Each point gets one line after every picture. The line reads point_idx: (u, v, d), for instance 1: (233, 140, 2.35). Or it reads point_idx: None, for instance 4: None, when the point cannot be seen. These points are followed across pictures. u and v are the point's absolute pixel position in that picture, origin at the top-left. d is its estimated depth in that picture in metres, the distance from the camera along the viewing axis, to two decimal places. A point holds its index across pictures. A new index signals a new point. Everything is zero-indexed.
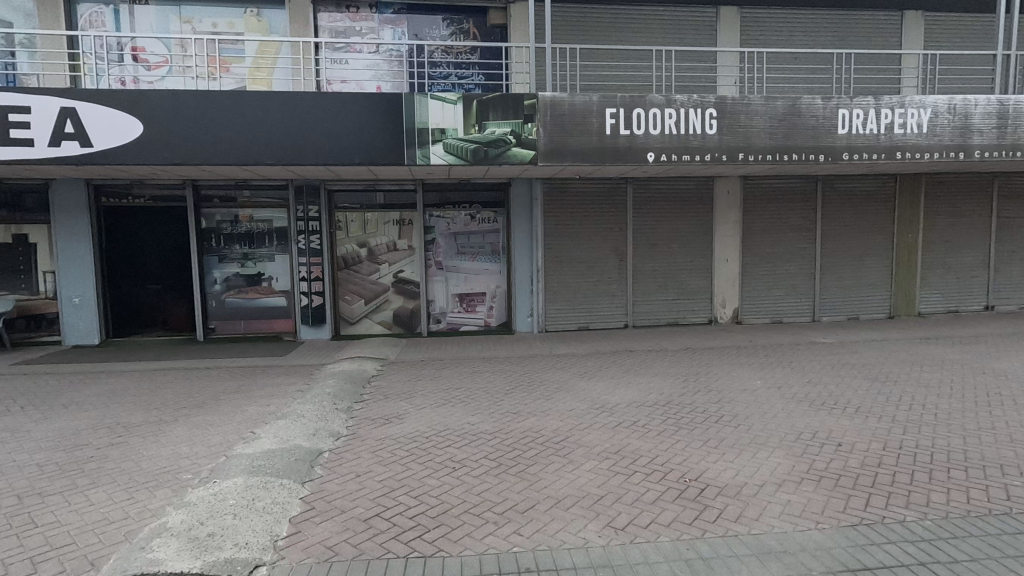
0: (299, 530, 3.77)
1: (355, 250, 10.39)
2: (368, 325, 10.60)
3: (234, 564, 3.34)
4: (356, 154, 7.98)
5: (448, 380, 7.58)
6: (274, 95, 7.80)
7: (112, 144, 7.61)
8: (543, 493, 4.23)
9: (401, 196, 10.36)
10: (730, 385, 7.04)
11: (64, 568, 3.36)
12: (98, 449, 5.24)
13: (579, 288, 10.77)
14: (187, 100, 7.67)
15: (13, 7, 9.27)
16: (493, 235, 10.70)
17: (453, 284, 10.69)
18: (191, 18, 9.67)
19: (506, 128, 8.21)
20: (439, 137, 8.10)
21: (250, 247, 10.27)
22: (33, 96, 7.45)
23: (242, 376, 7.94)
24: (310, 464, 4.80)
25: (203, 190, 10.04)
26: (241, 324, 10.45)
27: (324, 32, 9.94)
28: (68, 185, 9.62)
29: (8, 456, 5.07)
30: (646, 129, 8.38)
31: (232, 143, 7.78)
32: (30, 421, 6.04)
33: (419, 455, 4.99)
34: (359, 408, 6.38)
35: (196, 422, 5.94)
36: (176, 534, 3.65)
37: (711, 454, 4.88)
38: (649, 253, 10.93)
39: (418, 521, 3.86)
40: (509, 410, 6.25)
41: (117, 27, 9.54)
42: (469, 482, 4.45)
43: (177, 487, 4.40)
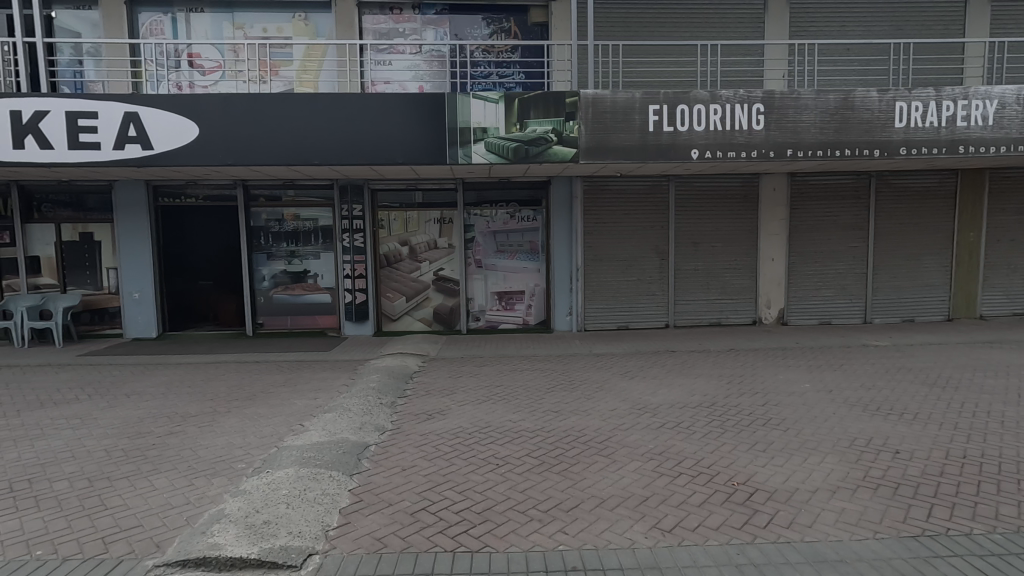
0: (348, 521, 3.87)
1: (396, 248, 10.57)
2: (409, 322, 10.76)
3: (289, 552, 3.46)
4: (399, 153, 8.11)
5: (489, 377, 7.64)
6: (320, 96, 8.01)
7: (170, 146, 7.96)
8: (587, 493, 4.22)
9: (441, 195, 10.48)
10: (777, 388, 6.85)
11: (132, 549, 3.55)
12: (159, 437, 5.51)
13: (619, 287, 10.67)
14: (239, 103, 7.96)
15: (81, 18, 9.86)
16: (532, 233, 10.68)
17: (492, 282, 10.73)
18: (243, 24, 10.03)
19: (548, 126, 8.18)
20: (481, 136, 8.14)
21: (296, 245, 10.58)
22: (100, 102, 7.86)
23: (290, 370, 8.20)
24: (358, 457, 4.92)
25: (252, 189, 10.39)
26: (287, 320, 10.77)
27: (368, 34, 10.13)
28: (129, 185, 10.13)
29: (79, 441, 5.39)
30: (690, 125, 8.23)
31: (281, 143, 8.02)
32: (96, 409, 6.40)
33: (462, 451, 5.06)
34: (403, 404, 6.50)
35: (248, 414, 6.17)
36: (234, 520, 3.81)
37: (760, 458, 4.76)
38: (691, 252, 10.74)
39: (464, 516, 3.91)
40: (551, 408, 6.25)
41: (175, 34, 9.96)
42: (513, 479, 4.48)
43: (234, 475, 4.58)
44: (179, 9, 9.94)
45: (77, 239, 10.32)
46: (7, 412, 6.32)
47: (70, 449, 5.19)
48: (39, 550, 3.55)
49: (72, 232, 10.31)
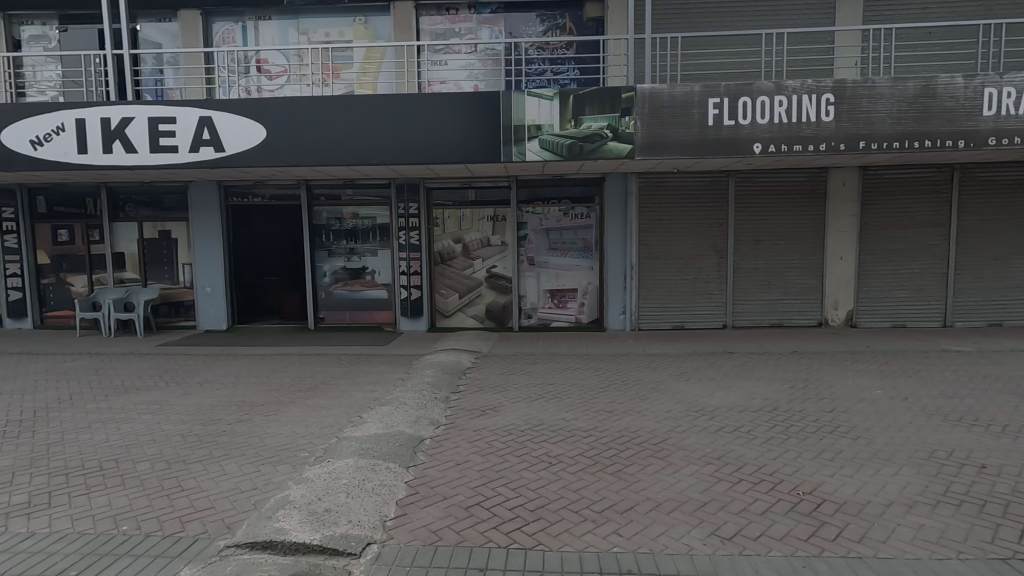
0: (405, 512, 3.96)
1: (450, 245, 10.72)
2: (462, 318, 10.89)
3: (349, 540, 3.58)
4: (454, 152, 8.21)
5: (541, 375, 7.63)
6: (378, 98, 8.21)
7: (240, 149, 8.39)
8: (642, 495, 4.14)
9: (494, 193, 10.54)
10: (846, 393, 6.50)
11: (206, 529, 3.77)
12: (229, 424, 5.83)
13: (674, 286, 10.41)
14: (303, 106, 8.27)
15: (162, 30, 10.53)
16: (586, 231, 10.57)
17: (545, 280, 10.70)
18: (307, 29, 10.43)
19: (603, 123, 8.06)
20: (535, 134, 8.11)
21: (355, 242, 10.92)
22: (178, 107, 8.37)
23: (349, 363, 8.48)
24: (413, 450, 5.02)
25: (314, 189, 10.80)
26: (346, 315, 11.14)
27: (425, 35, 10.32)
28: (202, 186, 10.74)
29: (159, 426, 5.77)
30: (753, 118, 7.91)
31: (341, 144, 8.29)
32: (174, 396, 6.85)
33: (515, 448, 5.07)
34: (456, 399, 6.59)
35: (309, 404, 6.43)
36: (298, 507, 3.97)
37: (827, 468, 4.52)
38: (751, 251, 10.34)
39: (517, 513, 3.92)
40: (604, 408, 6.17)
41: (245, 41, 10.47)
42: (566, 478, 4.45)
43: (297, 463, 4.78)
44: (249, 17, 10.44)
45: (157, 236, 11.05)
46: (96, 396, 6.86)
47: (151, 433, 5.58)
48: (125, 525, 3.83)
49: (152, 230, 11.05)
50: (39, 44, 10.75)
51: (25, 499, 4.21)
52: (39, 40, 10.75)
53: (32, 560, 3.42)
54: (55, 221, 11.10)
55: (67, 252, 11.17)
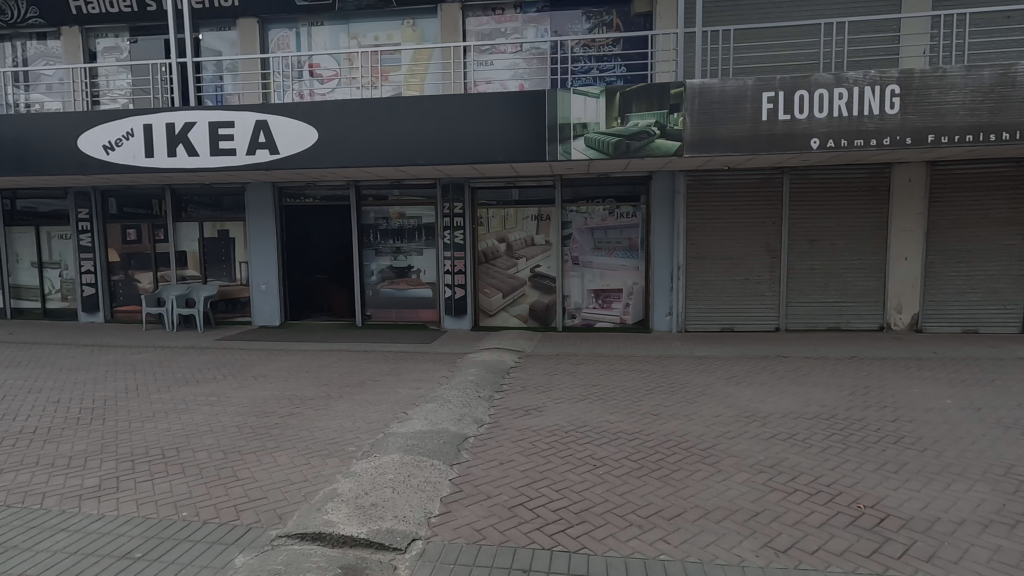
0: (449, 510, 3.99)
1: (494, 245, 10.76)
2: (505, 317, 10.91)
3: (395, 535, 3.63)
4: (499, 152, 8.22)
5: (585, 376, 7.54)
6: (425, 99, 8.31)
7: (294, 151, 8.67)
8: (690, 502, 4.02)
9: (539, 192, 10.51)
10: (911, 402, 6.12)
11: (259, 518, 3.90)
12: (281, 417, 6.03)
13: (724, 287, 10.10)
14: (353, 108, 8.48)
15: (223, 38, 11.03)
16: (631, 230, 10.40)
17: (589, 280, 10.58)
18: (357, 34, 10.67)
19: (650, 120, 7.88)
20: (580, 132, 8.02)
21: (401, 242, 11.11)
22: (236, 112, 8.72)
23: (395, 361, 8.63)
24: (458, 448, 5.06)
25: (363, 190, 11.06)
26: (392, 313, 11.34)
27: (471, 36, 10.39)
28: (258, 188, 11.17)
29: (217, 417, 6.04)
30: (811, 112, 7.57)
31: (390, 145, 8.45)
32: (230, 388, 7.16)
33: (559, 449, 5.02)
34: (499, 398, 6.60)
35: (357, 400, 6.58)
36: (346, 500, 4.06)
37: (890, 480, 4.27)
38: (807, 251, 9.91)
39: (562, 515, 3.88)
40: (649, 411, 6.04)
41: (299, 47, 10.81)
42: (611, 482, 4.37)
43: (345, 457, 4.89)
44: (303, 24, 10.78)
45: (216, 236, 11.56)
46: (160, 387, 7.24)
47: (209, 423, 5.84)
48: (185, 511, 4.01)
49: (212, 230, 11.57)
50: (112, 55, 11.45)
51: (97, 483, 4.48)
52: (112, 52, 11.45)
53: (102, 541, 3.64)
54: (125, 221, 11.80)
55: (135, 251, 11.85)
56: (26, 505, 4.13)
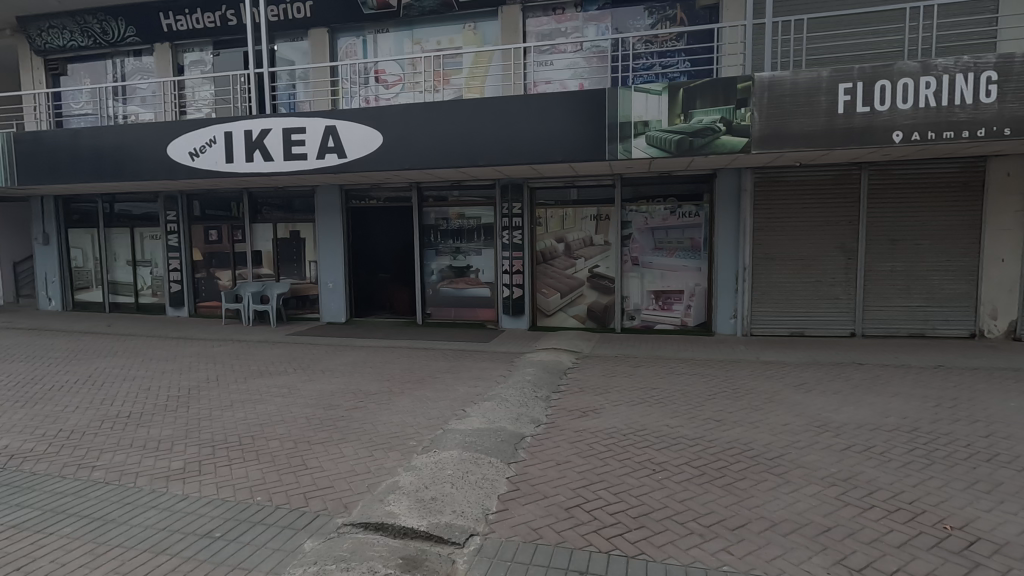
0: (506, 507, 4.03)
1: (552, 245, 10.73)
2: (563, 318, 10.87)
3: (454, 530, 3.71)
4: (558, 152, 8.19)
5: (644, 379, 7.40)
6: (485, 102, 8.42)
7: (360, 154, 9.00)
8: (755, 513, 3.86)
9: (598, 192, 10.40)
10: (1007, 416, 5.62)
11: (326, 506, 4.09)
12: (346, 410, 6.29)
13: (794, 290, 9.63)
14: (416, 112, 8.70)
15: (296, 49, 11.62)
16: (694, 230, 10.10)
17: (650, 281, 10.37)
18: (420, 39, 10.95)
19: (716, 116, 7.63)
20: (642, 130, 7.87)
21: (460, 242, 11.29)
22: (308, 118, 9.16)
23: (453, 358, 8.79)
24: (515, 446, 5.10)
25: (425, 191, 11.32)
26: (451, 311, 11.54)
27: (532, 37, 10.44)
28: (326, 190, 11.67)
29: (288, 408, 6.38)
30: (893, 104, 7.08)
31: (451, 147, 8.62)
32: (300, 381, 7.54)
33: (617, 452, 4.96)
34: (557, 398, 6.60)
35: (417, 396, 6.76)
36: (407, 493, 4.18)
37: (982, 501, 3.93)
38: (887, 252, 9.29)
39: (619, 518, 3.83)
40: (711, 416, 5.85)
41: (365, 54, 11.23)
42: (671, 488, 4.27)
43: (406, 451, 5.04)
44: (369, 31, 11.18)
45: (288, 236, 12.19)
46: (237, 378, 7.73)
47: (281, 414, 6.17)
48: (259, 496, 4.26)
49: (284, 230, 12.21)
50: (198, 68, 12.32)
51: (182, 466, 4.84)
52: (198, 65, 12.33)
53: (186, 520, 3.93)
54: (207, 223, 12.65)
55: (216, 250, 12.68)
56: (122, 483, 4.52)
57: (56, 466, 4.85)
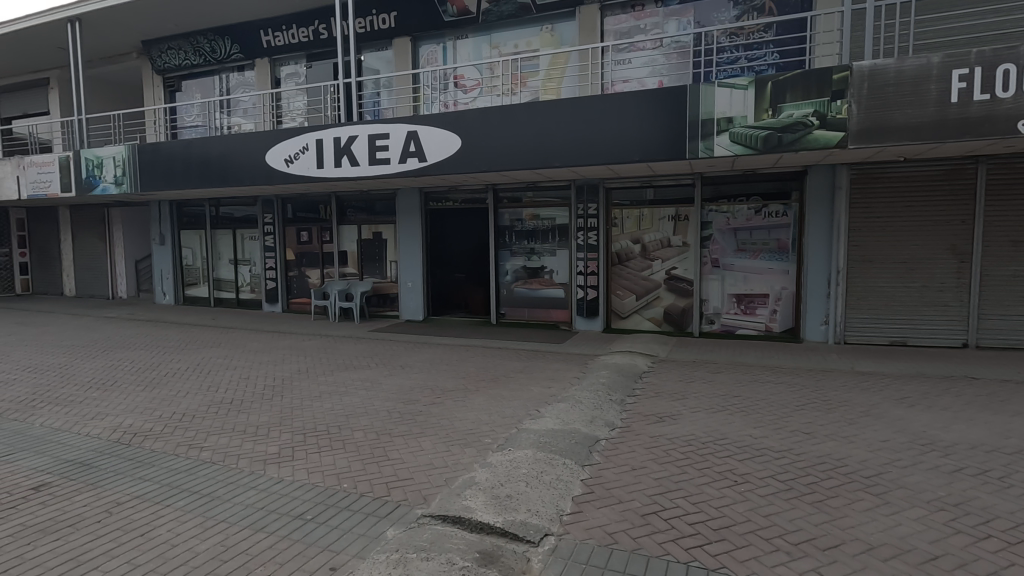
0: (581, 510, 4.02)
1: (628, 246, 10.54)
2: (638, 320, 10.66)
3: (529, 528, 3.75)
4: (636, 152, 8.04)
5: (725, 386, 7.11)
6: (562, 103, 8.43)
7: (439, 158, 9.28)
8: (850, 534, 3.61)
9: (678, 191, 10.09)
10: None
11: (406, 497, 4.26)
12: (425, 405, 6.52)
13: (895, 295, 8.89)
14: (493, 115, 8.85)
15: (381, 58, 12.16)
16: (781, 230, 9.57)
17: (731, 283, 9.94)
18: (498, 43, 11.13)
19: (807, 109, 7.20)
20: (725, 127, 7.58)
21: (535, 243, 11.33)
22: (391, 124, 9.57)
23: (527, 359, 8.86)
24: (589, 449, 5.07)
25: (500, 192, 11.47)
26: (525, 312, 11.62)
27: (609, 35, 10.31)
28: (407, 193, 12.11)
29: (371, 401, 6.70)
30: (1018, 89, 6.37)
31: (527, 150, 8.70)
32: (382, 375, 7.90)
33: (696, 461, 4.80)
34: (632, 402, 6.49)
35: (492, 394, 6.89)
36: (483, 489, 4.27)
37: None
38: (1008, 254, 8.38)
39: (698, 529, 3.71)
40: (799, 428, 5.52)
41: (445, 60, 11.55)
42: (755, 501, 4.08)
43: (481, 448, 5.15)
44: (449, 38, 11.50)
45: (371, 237, 12.77)
46: (325, 371, 8.22)
47: (365, 406, 6.50)
48: (345, 483, 4.51)
49: (368, 231, 12.80)
50: (293, 80, 13.18)
51: (277, 451, 5.22)
52: (293, 77, 13.18)
53: (281, 502, 4.23)
54: (299, 225, 13.52)
55: (307, 250, 13.53)
56: (226, 463, 4.95)
57: (171, 445, 5.38)
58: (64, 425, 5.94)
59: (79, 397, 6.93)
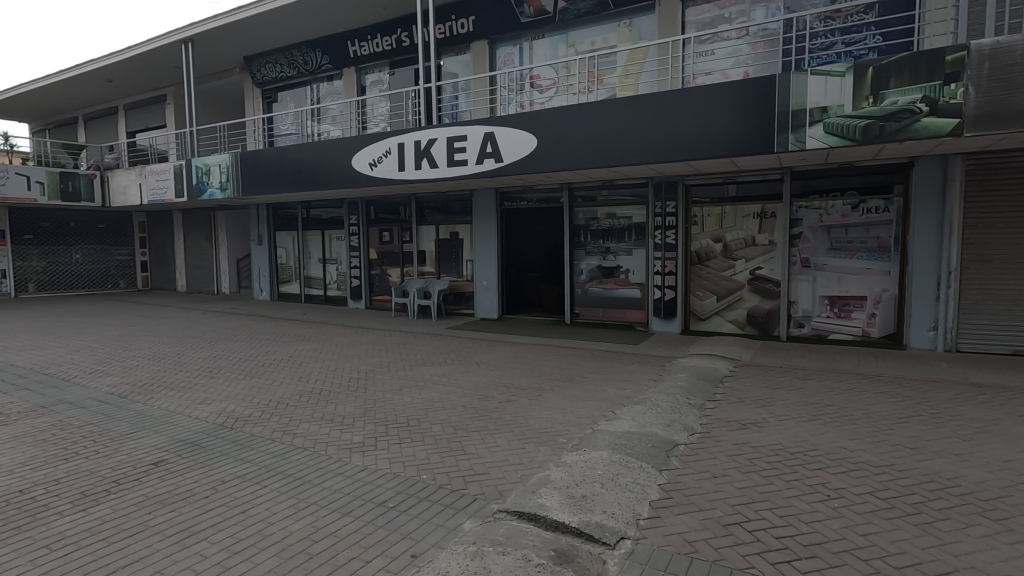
0: (658, 515, 3.92)
1: (709, 244, 10.14)
2: (719, 322, 10.24)
3: (605, 530, 3.71)
4: (718, 147, 7.72)
5: (816, 394, 6.67)
6: (639, 100, 8.25)
7: (515, 158, 9.38)
8: (963, 561, 3.28)
9: (764, 187, 9.58)
10: None
11: (483, 491, 4.34)
12: (500, 402, 6.61)
13: (1018, 299, 7.97)
14: (569, 115, 8.83)
15: (460, 63, 12.48)
16: (882, 227, 8.83)
17: (823, 285, 9.31)
18: (574, 42, 11.06)
19: (915, 95, 6.60)
20: (819, 117, 7.10)
21: (610, 242, 11.16)
22: (468, 126, 9.79)
23: (602, 359, 8.75)
24: (667, 454, 4.93)
25: (576, 191, 11.40)
26: (600, 312, 11.48)
27: (691, 27, 9.96)
28: (483, 194, 12.33)
29: (449, 396, 6.89)
30: None
31: (603, 148, 8.59)
32: (458, 372, 8.09)
33: (784, 471, 4.54)
34: (713, 407, 6.24)
35: (567, 394, 6.86)
36: (558, 488, 4.28)
37: None
38: None
39: (786, 544, 3.51)
40: (902, 443, 5.07)
41: (522, 61, 11.64)
42: (850, 517, 3.81)
43: (556, 447, 5.14)
44: (526, 39, 11.57)
45: (449, 237, 13.12)
46: (405, 366, 8.54)
47: (442, 401, 6.69)
48: (425, 474, 4.67)
49: (445, 231, 13.15)
50: (377, 87, 13.76)
51: (361, 440, 5.50)
52: (377, 84, 13.74)
53: (365, 489, 4.45)
54: (382, 225, 14.13)
55: (388, 250, 14.11)
56: (316, 450, 5.27)
57: (268, 431, 5.81)
58: (178, 408, 6.58)
59: (190, 383, 7.65)
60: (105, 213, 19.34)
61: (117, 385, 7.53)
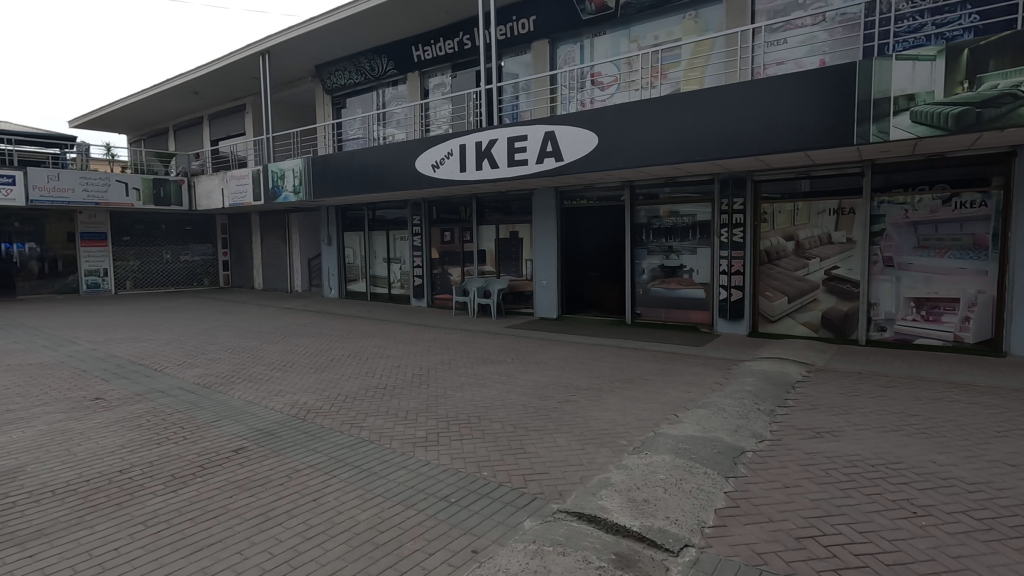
0: (725, 524, 3.78)
1: (780, 243, 9.67)
2: (791, 324, 9.75)
3: (668, 536, 3.62)
4: (792, 140, 7.34)
5: (900, 402, 6.21)
6: (705, 93, 7.99)
7: (575, 156, 9.31)
8: None
9: (841, 181, 9.02)
10: None
11: (543, 491, 4.34)
12: (560, 402, 6.59)
13: None
14: (631, 112, 8.68)
15: (521, 63, 12.57)
16: (977, 224, 8.11)
17: (908, 285, 8.66)
18: (637, 36, 10.84)
19: (1020, 77, 6.01)
20: (905, 106, 6.60)
21: (673, 240, 10.87)
22: (528, 125, 9.81)
23: (664, 361, 8.54)
24: (733, 460, 4.75)
25: (637, 189, 11.17)
26: (662, 312, 11.21)
27: (761, 15, 9.53)
28: (543, 193, 12.32)
29: (508, 394, 6.94)
30: None
31: (667, 144, 8.37)
32: (517, 371, 8.14)
33: (863, 484, 4.26)
34: (783, 414, 5.95)
35: (627, 395, 6.75)
36: (619, 491, 4.21)
37: None
38: None
39: (866, 562, 3.30)
40: (1001, 459, 4.63)
41: (583, 59, 11.56)
42: (939, 537, 3.53)
43: (616, 450, 5.07)
44: (587, 36, 11.47)
45: (508, 236, 13.21)
46: (466, 363, 8.68)
47: (502, 399, 6.75)
48: (485, 471, 4.73)
49: (505, 231, 13.25)
50: (440, 90, 14.08)
51: (424, 435, 5.64)
52: (439, 87, 14.06)
53: (428, 483, 4.56)
54: (443, 225, 14.42)
55: (449, 249, 14.39)
56: (381, 443, 5.46)
57: (336, 423, 6.07)
58: (255, 399, 7.00)
59: (266, 375, 8.12)
60: (192, 216, 20.87)
61: (202, 376, 8.11)
